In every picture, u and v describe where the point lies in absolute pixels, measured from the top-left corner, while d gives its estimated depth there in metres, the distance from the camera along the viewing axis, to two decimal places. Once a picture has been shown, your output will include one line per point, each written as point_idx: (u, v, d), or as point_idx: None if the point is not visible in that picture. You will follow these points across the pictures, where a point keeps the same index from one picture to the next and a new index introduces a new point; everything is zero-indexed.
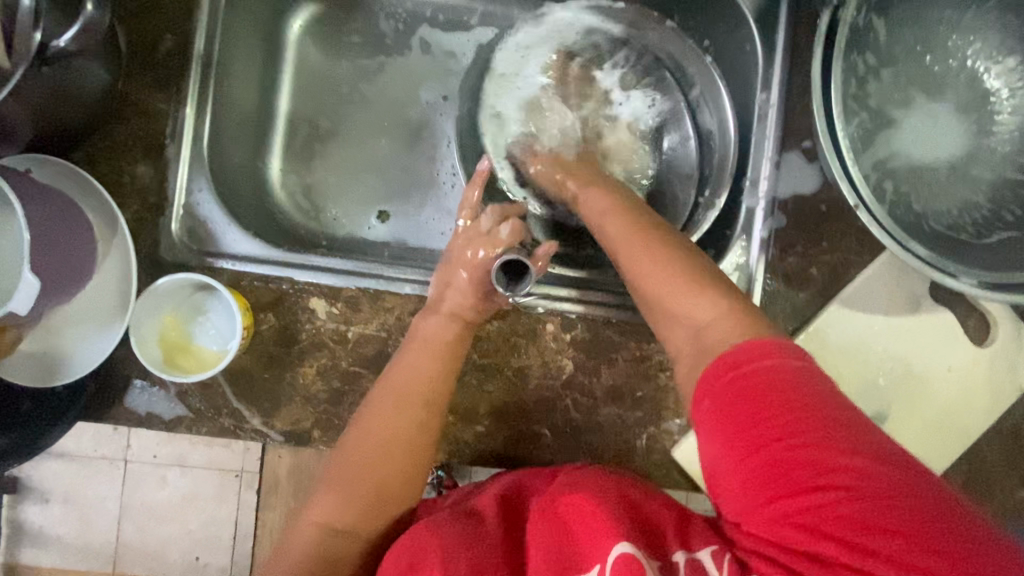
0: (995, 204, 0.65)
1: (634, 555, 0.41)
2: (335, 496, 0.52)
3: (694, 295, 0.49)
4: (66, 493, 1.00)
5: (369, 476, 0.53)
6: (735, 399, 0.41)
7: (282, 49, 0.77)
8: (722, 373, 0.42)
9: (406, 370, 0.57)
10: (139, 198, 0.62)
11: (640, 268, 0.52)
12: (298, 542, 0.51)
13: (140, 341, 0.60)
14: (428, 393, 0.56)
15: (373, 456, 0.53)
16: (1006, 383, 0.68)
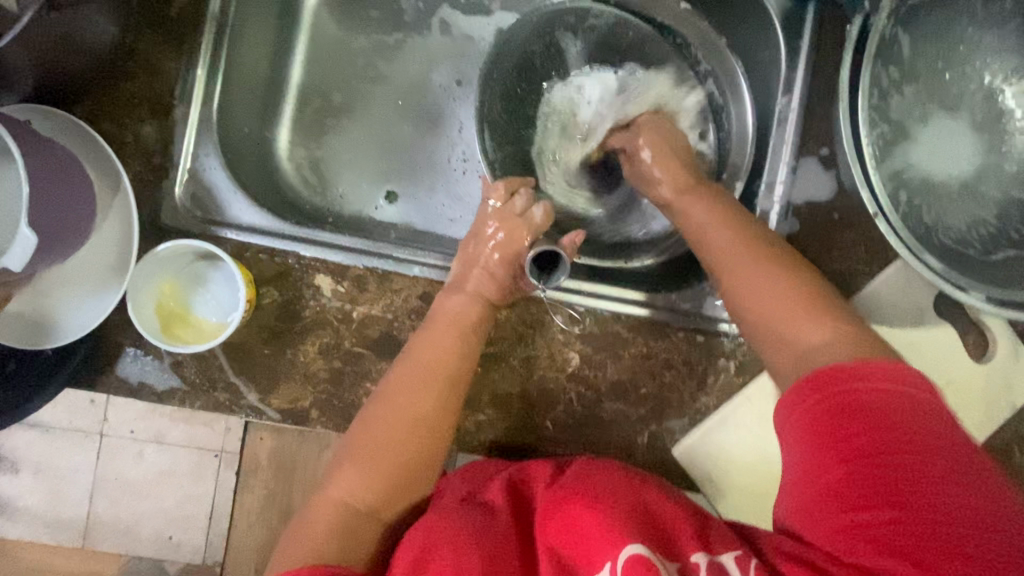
0: (1002, 222, 0.66)
1: (646, 556, 0.41)
2: (357, 470, 0.50)
3: (812, 321, 0.48)
4: (39, 463, 0.98)
5: (394, 452, 0.51)
6: (832, 412, 0.42)
7: (297, 19, 0.75)
8: (808, 392, 0.43)
9: (430, 348, 0.57)
10: (142, 159, 0.60)
11: (758, 277, 0.52)
12: (315, 521, 0.48)
13: (137, 307, 0.57)
14: (449, 368, 0.56)
15: (398, 433, 0.52)
16: (1002, 399, 0.69)
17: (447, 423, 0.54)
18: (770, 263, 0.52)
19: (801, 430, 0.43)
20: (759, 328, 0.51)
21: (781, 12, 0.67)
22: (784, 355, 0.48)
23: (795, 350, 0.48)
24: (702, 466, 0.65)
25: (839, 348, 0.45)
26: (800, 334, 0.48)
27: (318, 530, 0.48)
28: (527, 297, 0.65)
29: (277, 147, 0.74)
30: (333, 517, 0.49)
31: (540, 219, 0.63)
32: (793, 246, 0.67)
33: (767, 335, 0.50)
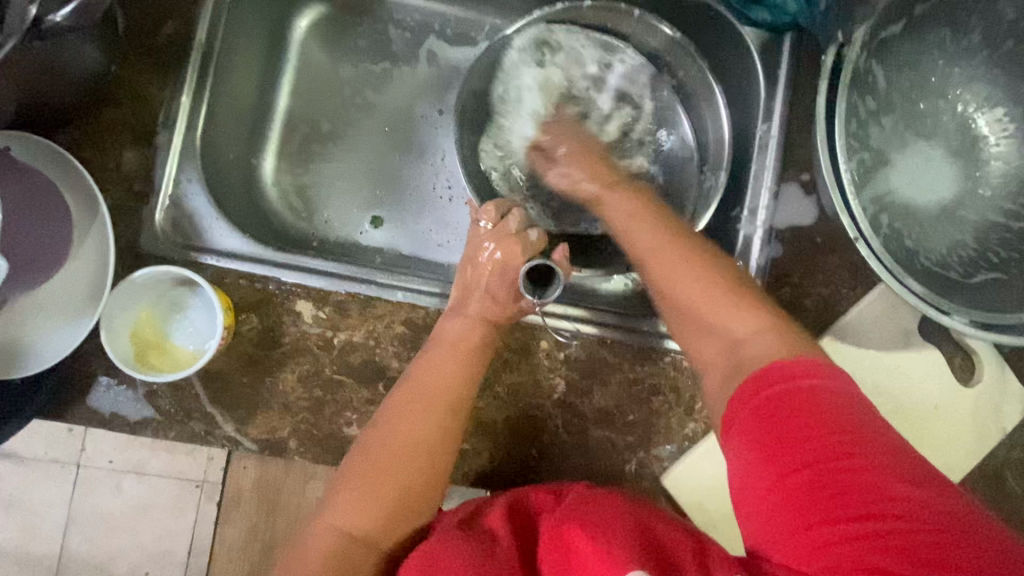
0: (981, 246, 0.67)
1: None
2: (354, 498, 0.49)
3: (732, 306, 0.48)
4: (10, 497, 0.93)
5: (392, 478, 0.50)
6: (766, 428, 0.40)
7: (286, 48, 0.76)
8: (746, 403, 0.42)
9: (432, 371, 0.56)
10: (123, 185, 0.59)
11: (677, 267, 0.51)
12: (315, 548, 0.48)
13: (110, 335, 0.55)
14: (450, 391, 0.55)
15: (397, 457, 0.51)
16: (991, 423, 0.69)
17: (448, 449, 0.52)
18: (696, 259, 0.51)
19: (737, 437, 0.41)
20: (687, 327, 0.50)
21: (759, 45, 0.69)
22: (717, 352, 0.47)
23: (724, 339, 0.47)
24: (691, 495, 0.64)
25: (761, 333, 0.45)
26: (722, 320, 0.48)
27: (317, 555, 0.47)
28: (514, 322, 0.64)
29: (263, 173, 0.74)
30: (330, 545, 0.48)
31: (537, 237, 0.63)
32: (777, 271, 0.68)
33: (688, 322, 0.50)
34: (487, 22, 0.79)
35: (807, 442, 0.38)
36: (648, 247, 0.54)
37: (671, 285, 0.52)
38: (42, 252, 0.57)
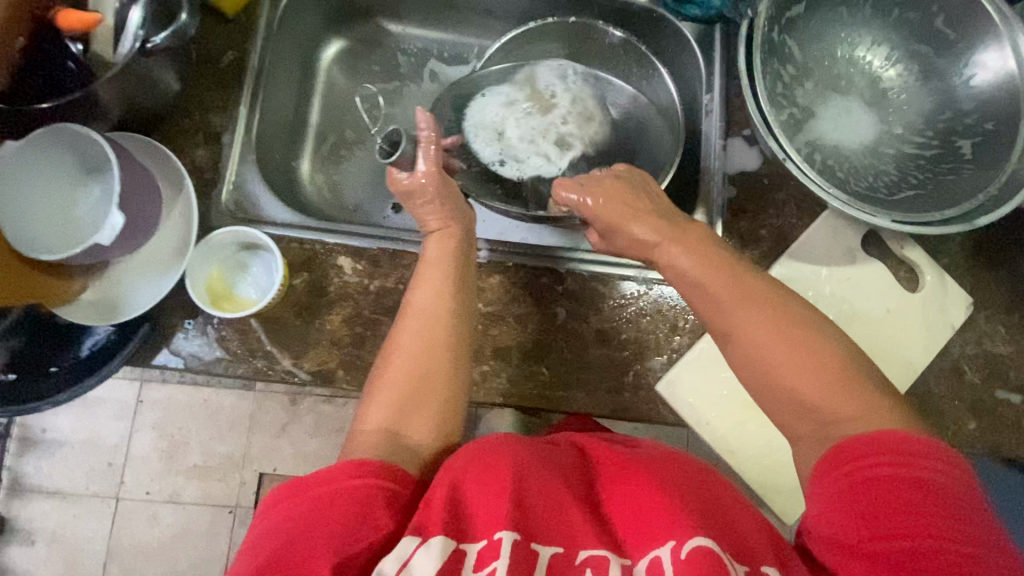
0: (900, 172, 0.80)
1: (712, 549, 0.42)
2: (382, 402, 0.56)
3: (847, 396, 0.50)
4: (52, 534, 1.05)
5: (412, 376, 0.57)
6: (886, 474, 0.45)
7: (314, 75, 0.93)
8: (839, 462, 0.47)
9: (426, 289, 0.64)
10: (197, 175, 0.74)
11: (773, 343, 0.55)
12: (362, 443, 0.52)
13: (193, 285, 0.69)
14: (444, 301, 0.63)
15: (415, 360, 0.58)
16: (941, 322, 0.79)
17: (460, 352, 0.61)
18: (794, 336, 0.55)
19: (831, 491, 0.46)
20: (787, 402, 0.53)
21: (694, 34, 0.85)
22: (816, 435, 0.51)
23: (830, 427, 0.50)
24: (683, 398, 0.74)
25: (870, 411, 0.49)
26: (831, 407, 0.50)
27: (363, 442, 0.52)
28: (515, 264, 0.77)
29: (300, 173, 0.89)
30: (372, 435, 0.53)
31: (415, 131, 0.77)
32: (735, 208, 0.81)
33: (787, 396, 0.53)
34: (475, 42, 0.97)
35: (914, 495, 0.43)
36: (749, 325, 0.57)
37: (771, 364, 0.54)
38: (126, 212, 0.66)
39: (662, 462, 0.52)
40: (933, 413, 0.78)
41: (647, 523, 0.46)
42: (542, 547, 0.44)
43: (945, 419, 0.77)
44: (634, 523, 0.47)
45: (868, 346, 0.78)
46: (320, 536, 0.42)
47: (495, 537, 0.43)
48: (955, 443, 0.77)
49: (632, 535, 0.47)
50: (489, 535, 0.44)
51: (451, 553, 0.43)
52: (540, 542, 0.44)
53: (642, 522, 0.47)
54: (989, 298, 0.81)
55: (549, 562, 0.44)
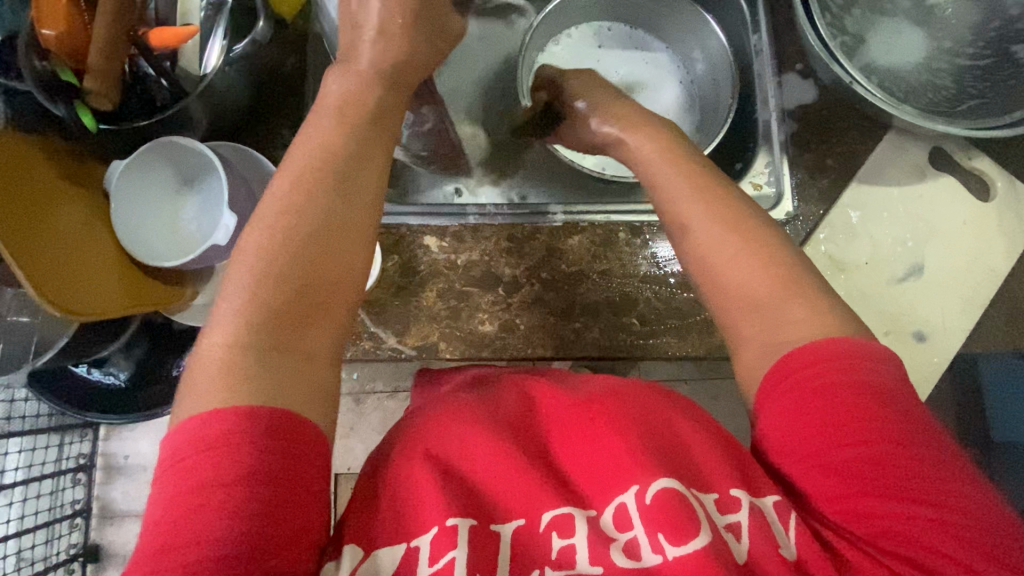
0: (959, 85, 0.81)
1: (675, 490, 0.46)
2: (237, 309, 0.43)
3: (802, 310, 0.50)
4: None
5: (279, 278, 0.43)
6: (813, 395, 0.46)
7: None
8: (785, 381, 0.48)
9: (296, 160, 0.46)
10: None
11: (721, 252, 0.53)
12: (212, 373, 0.41)
13: None
14: (324, 174, 0.46)
15: (282, 256, 0.44)
16: (1018, 228, 0.80)
17: (347, 248, 0.46)
18: (747, 244, 0.53)
19: (782, 415, 0.47)
20: (739, 308, 0.52)
21: None
22: (767, 341, 0.50)
23: (784, 338, 0.49)
24: None
25: (813, 318, 0.49)
26: (775, 310, 0.50)
27: (212, 377, 0.41)
28: (591, 222, 0.79)
29: None
30: (230, 362, 0.41)
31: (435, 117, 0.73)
32: (797, 142, 0.82)
33: (740, 306, 0.52)
34: None
35: (859, 406, 0.45)
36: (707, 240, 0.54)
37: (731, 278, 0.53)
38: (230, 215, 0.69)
39: (611, 402, 0.53)
40: (1021, 317, 0.78)
41: (603, 469, 0.50)
42: (503, 526, 0.48)
43: None
44: (593, 464, 0.50)
45: (950, 259, 0.79)
46: (219, 513, 0.37)
47: (447, 523, 0.46)
48: None
49: (594, 487, 0.50)
50: (439, 525, 0.46)
51: (403, 557, 0.45)
52: (499, 521, 0.48)
53: (598, 469, 0.50)
54: None
55: (512, 539, 0.47)
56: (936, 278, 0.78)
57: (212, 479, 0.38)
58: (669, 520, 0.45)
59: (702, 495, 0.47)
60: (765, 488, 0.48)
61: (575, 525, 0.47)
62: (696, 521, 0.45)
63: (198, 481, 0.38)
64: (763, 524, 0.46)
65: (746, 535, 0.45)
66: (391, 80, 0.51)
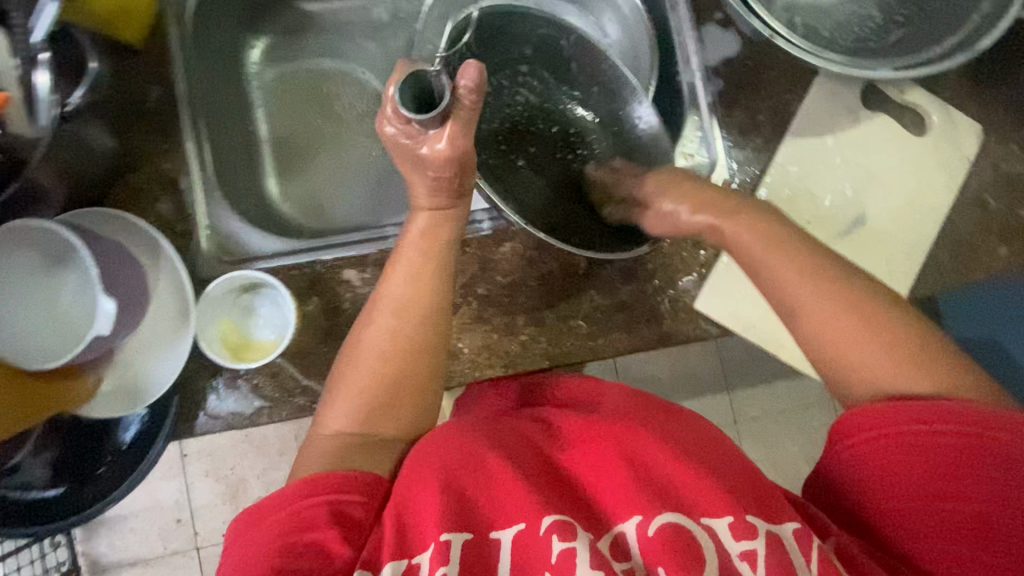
0: (885, 13, 0.75)
1: (683, 525, 0.45)
2: (345, 402, 0.54)
3: (890, 356, 0.51)
4: None
5: (377, 383, 0.54)
6: (901, 433, 0.48)
7: (247, 85, 0.87)
8: (875, 417, 0.49)
9: (391, 285, 0.57)
10: (168, 231, 0.69)
11: (825, 300, 0.54)
12: (318, 451, 0.52)
13: (208, 345, 0.67)
14: (409, 298, 0.57)
15: (377, 366, 0.55)
16: (955, 158, 0.77)
17: (427, 356, 0.56)
18: (845, 295, 0.54)
19: (869, 446, 0.49)
20: (823, 351, 0.54)
21: None
22: (850, 380, 0.53)
23: (861, 378, 0.52)
24: (724, 309, 0.74)
25: (903, 373, 0.51)
26: (894, 360, 0.51)
27: (318, 452, 0.52)
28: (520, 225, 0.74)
29: (271, 194, 0.84)
30: (334, 446, 0.52)
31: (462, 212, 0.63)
32: (725, 101, 0.76)
33: (817, 344, 0.54)
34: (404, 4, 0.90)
35: (950, 445, 0.47)
36: (787, 275, 0.56)
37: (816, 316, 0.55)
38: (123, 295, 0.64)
39: (622, 431, 0.51)
40: (965, 250, 0.76)
41: (623, 494, 0.47)
42: (502, 531, 0.46)
43: (979, 253, 0.76)
44: (606, 483, 0.48)
45: (889, 202, 0.78)
46: (296, 554, 0.44)
47: (441, 539, 0.44)
48: (991, 272, 0.76)
49: (610, 505, 0.47)
50: (434, 539, 0.44)
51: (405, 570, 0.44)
52: (498, 529, 0.46)
53: (613, 497, 0.47)
54: (997, 118, 0.78)
55: (511, 544, 0.45)
56: (876, 224, 0.77)
57: (299, 526, 0.46)
58: (671, 551, 0.43)
59: (713, 523, 0.45)
60: (782, 517, 0.46)
61: (575, 531, 0.45)
62: (702, 558, 0.43)
63: (294, 525, 0.46)
64: (779, 550, 0.43)
65: (761, 566, 0.43)
66: (442, 190, 0.61)
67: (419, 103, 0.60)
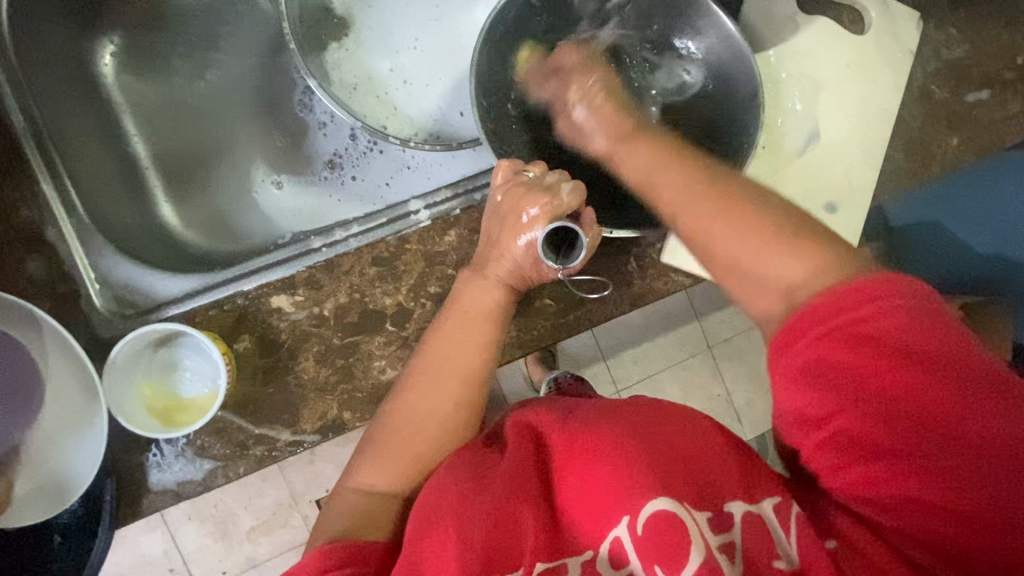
0: None
1: (672, 516, 0.39)
2: (386, 459, 0.52)
3: (740, 225, 0.43)
4: None
5: (420, 438, 0.52)
6: (838, 341, 0.37)
7: (107, 96, 0.73)
8: (792, 341, 0.38)
9: (448, 341, 0.56)
10: (48, 294, 0.59)
11: (683, 191, 0.48)
12: (343, 507, 0.51)
13: (131, 418, 0.58)
14: (470, 362, 0.55)
15: (425, 420, 0.53)
16: (897, 52, 0.73)
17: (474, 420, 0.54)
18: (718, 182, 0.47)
19: (791, 373, 0.38)
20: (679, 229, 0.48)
21: None
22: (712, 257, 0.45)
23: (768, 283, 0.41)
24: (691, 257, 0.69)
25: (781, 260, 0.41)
26: (741, 240, 0.43)
27: (342, 509, 0.50)
28: (459, 208, 0.65)
29: (170, 223, 0.73)
30: (365, 502, 0.50)
31: (568, 196, 0.58)
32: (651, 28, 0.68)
33: (711, 263, 0.45)
34: None
35: (879, 353, 0.36)
36: (681, 199, 0.47)
37: (702, 233, 0.46)
38: (17, 380, 0.57)
39: (610, 425, 0.45)
40: (920, 148, 0.72)
41: (610, 496, 0.41)
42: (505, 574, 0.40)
43: (933, 150, 0.72)
44: (588, 492, 0.43)
45: (838, 110, 0.75)
46: None
47: None
48: (948, 164, 0.72)
49: (601, 510, 0.41)
50: None
51: None
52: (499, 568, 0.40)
53: (597, 503, 0.42)
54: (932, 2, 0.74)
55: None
56: (829, 136, 0.74)
57: None
58: (662, 553, 0.38)
59: (700, 516, 0.39)
60: (762, 491, 0.41)
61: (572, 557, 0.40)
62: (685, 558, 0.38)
63: None
64: (765, 536, 0.38)
65: (753, 557, 0.38)
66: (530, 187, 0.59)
67: (556, 243, 0.60)
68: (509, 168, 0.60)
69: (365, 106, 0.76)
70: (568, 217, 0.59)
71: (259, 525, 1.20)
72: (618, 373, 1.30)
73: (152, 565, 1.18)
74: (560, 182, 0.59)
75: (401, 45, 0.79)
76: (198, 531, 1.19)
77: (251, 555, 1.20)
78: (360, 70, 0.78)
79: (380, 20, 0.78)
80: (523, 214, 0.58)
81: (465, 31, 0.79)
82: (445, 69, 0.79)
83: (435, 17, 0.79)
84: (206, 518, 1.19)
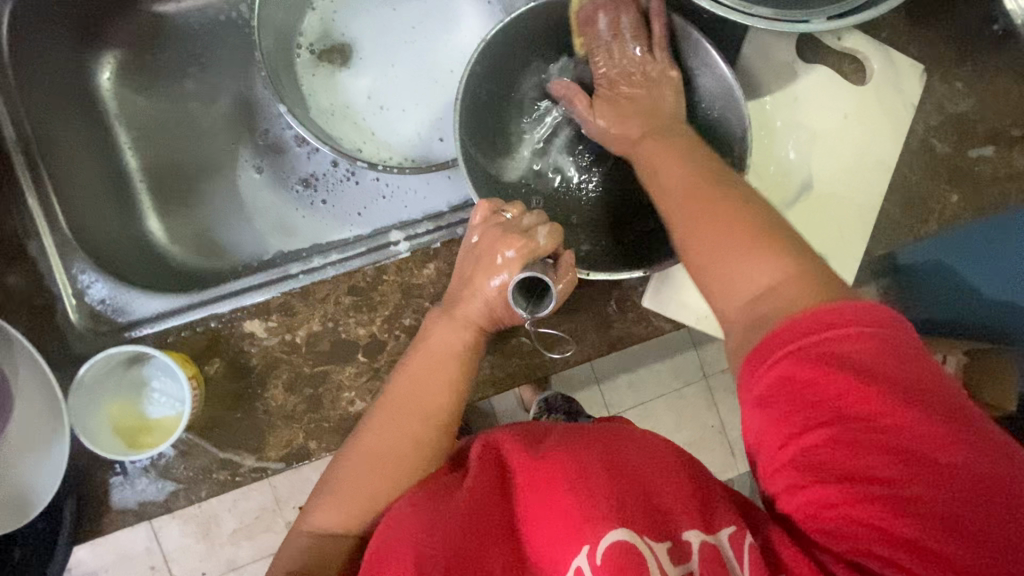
0: None
1: (626, 543, 0.38)
2: (336, 502, 0.51)
3: (747, 254, 0.43)
4: None
5: (371, 483, 0.51)
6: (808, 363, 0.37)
7: (104, 109, 0.74)
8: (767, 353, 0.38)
9: (414, 384, 0.55)
10: (27, 308, 0.60)
11: (690, 220, 0.47)
12: (292, 548, 0.50)
13: (95, 438, 0.58)
14: (434, 408, 0.54)
15: (378, 462, 0.52)
16: (898, 103, 0.72)
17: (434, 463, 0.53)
18: (727, 217, 0.45)
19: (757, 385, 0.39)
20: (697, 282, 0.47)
21: None
22: (702, 207, 0.47)
23: (740, 293, 0.43)
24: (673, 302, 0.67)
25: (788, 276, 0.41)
26: (730, 280, 0.44)
27: (294, 553, 0.50)
28: (439, 241, 0.65)
29: (155, 236, 0.74)
30: (315, 546, 0.50)
31: (545, 241, 0.57)
32: None
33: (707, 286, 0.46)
34: None
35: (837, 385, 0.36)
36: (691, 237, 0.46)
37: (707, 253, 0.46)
38: None
39: (567, 454, 0.44)
40: (918, 204, 0.70)
41: (566, 525, 0.40)
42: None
43: (931, 206, 0.70)
44: (542, 522, 0.42)
45: (836, 159, 0.73)
46: None
47: None
48: (947, 221, 0.69)
49: (551, 542, 0.41)
50: None
51: None
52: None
53: (553, 531, 0.41)
54: (938, 55, 0.72)
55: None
56: (826, 185, 0.73)
57: None
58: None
59: (656, 544, 0.38)
60: (720, 520, 0.41)
61: None
62: None
63: None
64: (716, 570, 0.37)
65: None
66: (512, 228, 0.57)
67: (528, 291, 0.58)
68: (487, 209, 0.59)
69: (343, 130, 0.77)
70: (543, 260, 0.58)
71: (242, 529, 1.20)
72: (610, 399, 1.28)
73: (134, 562, 1.19)
74: (537, 225, 0.58)
75: (377, 68, 0.79)
76: (181, 531, 1.19)
77: (232, 558, 1.20)
78: (339, 95, 0.78)
79: (356, 42, 0.79)
80: (499, 255, 0.56)
81: (449, 57, 0.79)
82: (420, 94, 0.79)
83: (411, 43, 0.79)
84: (188, 518, 1.20)
